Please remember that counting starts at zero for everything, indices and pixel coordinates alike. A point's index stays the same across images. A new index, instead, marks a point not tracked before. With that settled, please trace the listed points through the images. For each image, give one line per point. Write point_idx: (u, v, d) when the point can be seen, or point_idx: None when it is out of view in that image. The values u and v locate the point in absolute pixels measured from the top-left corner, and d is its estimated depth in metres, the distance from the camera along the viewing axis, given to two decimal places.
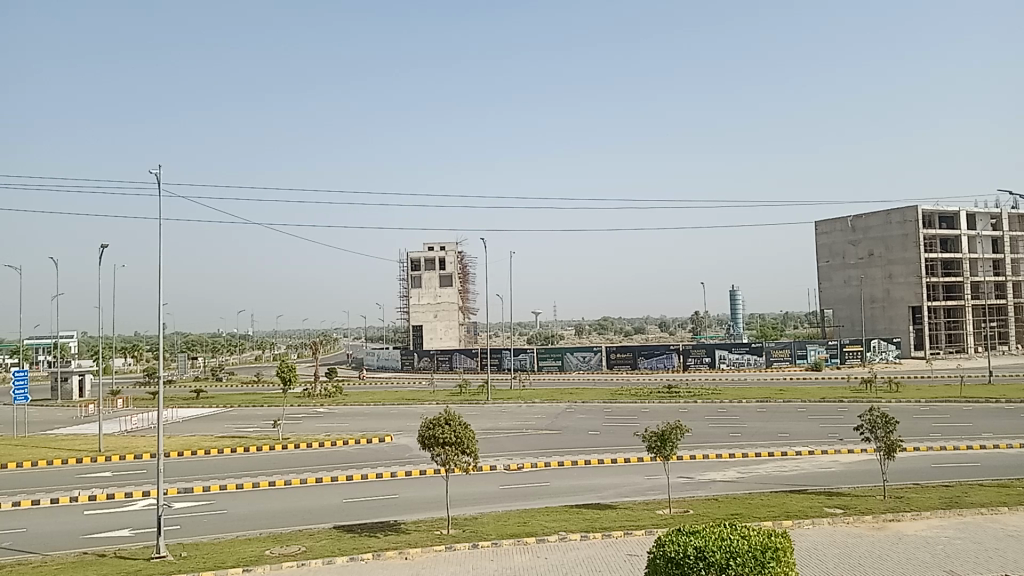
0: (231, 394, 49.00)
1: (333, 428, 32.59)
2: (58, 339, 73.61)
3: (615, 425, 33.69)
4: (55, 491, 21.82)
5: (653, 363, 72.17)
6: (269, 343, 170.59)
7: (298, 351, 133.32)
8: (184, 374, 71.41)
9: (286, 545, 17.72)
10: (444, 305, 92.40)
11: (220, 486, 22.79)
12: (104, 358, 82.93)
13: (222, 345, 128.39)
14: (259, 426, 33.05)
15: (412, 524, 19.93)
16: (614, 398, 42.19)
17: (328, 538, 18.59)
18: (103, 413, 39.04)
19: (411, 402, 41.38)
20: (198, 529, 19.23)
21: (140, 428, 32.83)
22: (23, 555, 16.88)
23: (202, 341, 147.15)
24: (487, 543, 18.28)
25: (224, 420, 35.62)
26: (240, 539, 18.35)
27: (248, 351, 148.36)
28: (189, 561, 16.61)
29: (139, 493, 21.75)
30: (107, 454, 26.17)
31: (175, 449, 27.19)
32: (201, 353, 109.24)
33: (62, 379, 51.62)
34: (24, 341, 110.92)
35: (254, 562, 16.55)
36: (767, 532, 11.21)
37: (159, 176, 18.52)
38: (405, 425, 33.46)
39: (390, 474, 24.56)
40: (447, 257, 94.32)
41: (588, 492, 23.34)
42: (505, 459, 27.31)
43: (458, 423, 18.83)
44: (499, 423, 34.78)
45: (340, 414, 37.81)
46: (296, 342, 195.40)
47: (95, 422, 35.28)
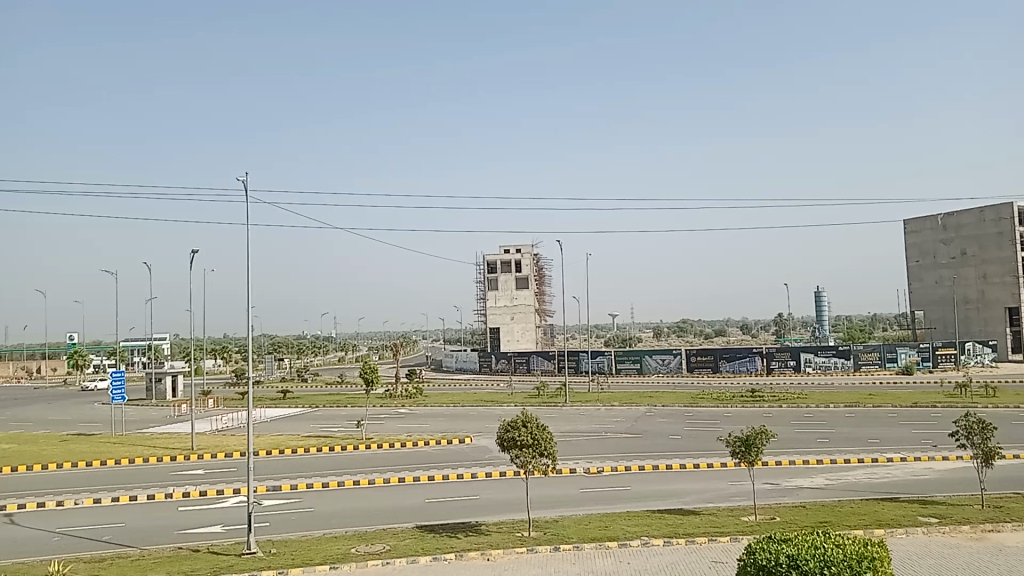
0: (316, 395, 49.95)
1: (415, 429, 32.88)
2: (153, 341, 76.63)
3: (697, 429, 33.11)
4: (152, 488, 22.65)
5: (736, 366, 70.67)
6: (351, 345, 174.24)
7: (379, 352, 135.47)
8: (271, 374, 73.20)
9: (371, 544, 17.97)
10: (521, 308, 92.55)
11: (306, 485, 23.25)
12: (194, 360, 85.60)
13: (306, 346, 131.75)
14: (342, 426, 33.67)
15: (493, 525, 19.98)
16: (696, 401, 41.56)
17: (412, 537, 18.76)
18: (195, 413, 40.33)
19: (489, 403, 41.47)
20: (287, 526, 19.65)
21: (230, 428, 33.73)
22: (123, 548, 17.55)
23: (287, 342, 151.24)
24: (570, 547, 18.16)
25: (310, 420, 36.33)
26: (326, 537, 18.64)
27: (331, 352, 151.89)
28: (278, 557, 16.97)
29: (231, 490, 22.37)
30: (199, 453, 26.99)
31: (264, 448, 27.86)
32: (287, 355, 112.22)
33: (156, 379, 53.70)
34: (123, 343, 115.72)
35: (340, 559, 16.82)
36: (863, 542, 10.78)
37: (247, 181, 19.03)
38: (485, 426, 33.56)
39: (471, 474, 24.70)
40: (523, 259, 94.66)
41: (671, 497, 23.00)
42: (585, 462, 27.13)
43: (536, 425, 18.73)
44: (578, 426, 34.56)
45: (421, 415, 38.23)
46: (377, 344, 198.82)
47: (188, 422, 36.44)
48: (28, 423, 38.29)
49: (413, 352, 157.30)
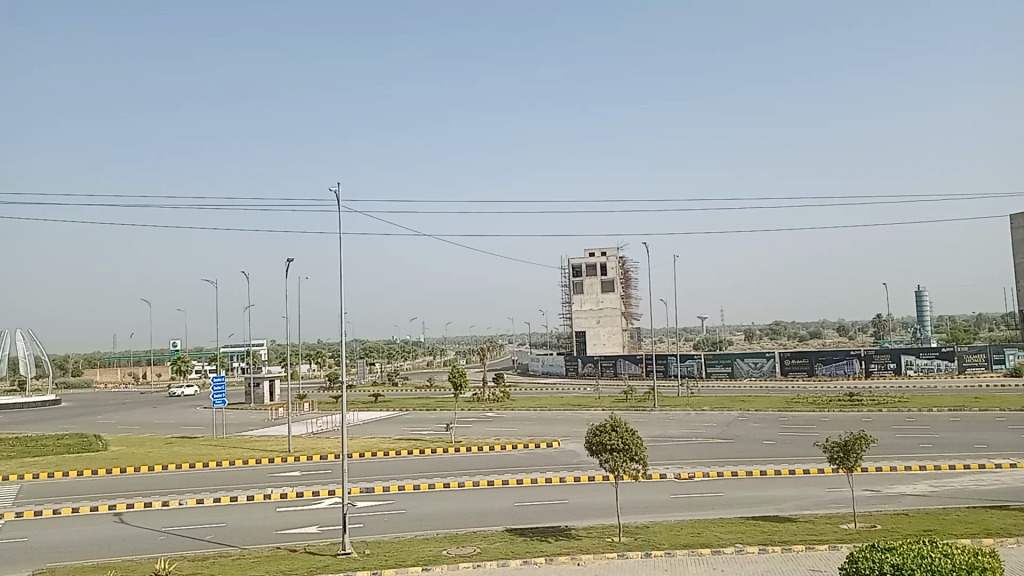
0: (405, 398, 50.80)
1: (503, 433, 33.02)
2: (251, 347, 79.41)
3: (792, 434, 32.19)
4: (251, 489, 23.41)
5: (832, 369, 68.37)
6: (439, 349, 176.52)
7: (466, 356, 136.82)
8: (362, 378, 74.86)
9: (462, 546, 18.11)
10: (607, 311, 92.09)
11: (398, 487, 23.64)
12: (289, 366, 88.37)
13: (396, 350, 134.13)
14: (432, 430, 34.10)
15: (583, 530, 19.86)
16: (790, 406, 40.41)
17: (502, 540, 18.83)
18: (292, 417, 41.54)
19: (576, 407, 41.32)
20: (380, 527, 19.99)
21: (325, 431, 34.60)
22: (225, 547, 18.16)
23: (378, 347, 154.35)
24: (662, 553, 17.90)
25: (400, 423, 36.95)
26: (418, 539, 18.90)
27: (419, 356, 154.34)
28: (372, 558, 17.27)
29: (326, 492, 22.93)
30: (296, 455, 27.77)
31: (357, 451, 28.45)
32: (377, 360, 114.51)
33: (254, 384, 55.55)
34: (222, 349, 120.25)
35: (432, 561, 16.99)
36: (973, 551, 10.25)
37: (338, 190, 19.43)
38: (574, 430, 33.45)
39: (559, 478, 24.64)
40: (608, 262, 93.87)
41: (766, 504, 22.42)
42: (676, 468, 26.71)
43: (626, 429, 18.53)
44: (668, 431, 34.09)
45: (509, 418, 38.38)
46: (464, 348, 200.93)
47: (285, 425, 37.56)
48: (137, 426, 40.16)
49: (500, 356, 158.30)
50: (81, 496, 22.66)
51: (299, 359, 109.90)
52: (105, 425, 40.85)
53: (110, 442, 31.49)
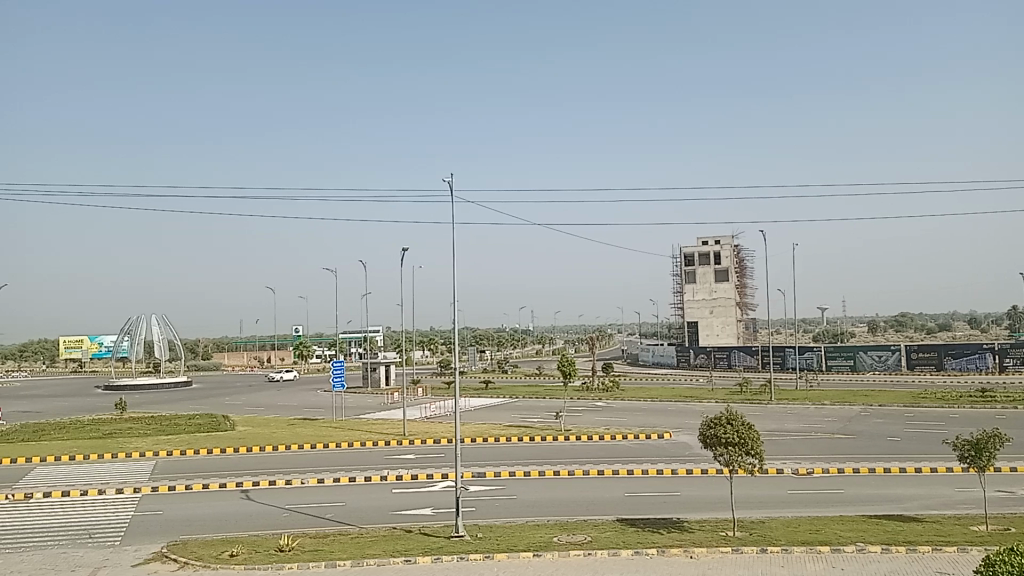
0: (516, 386, 51.25)
1: (615, 422, 32.83)
2: (367, 333, 81.84)
3: (918, 430, 30.68)
4: (367, 470, 24.13)
5: (963, 363, 65.07)
6: (548, 337, 177.15)
7: (575, 345, 136.69)
8: (473, 365, 75.97)
9: (573, 534, 18.13)
10: (720, 301, 90.22)
11: (509, 473, 23.89)
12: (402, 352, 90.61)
13: (506, 339, 135.43)
14: (541, 417, 34.27)
15: (696, 523, 19.53)
16: (917, 401, 38.47)
17: (613, 529, 18.73)
18: (407, 402, 42.58)
19: (690, 399, 40.66)
20: (492, 512, 20.26)
21: (438, 416, 35.33)
22: (345, 526, 18.79)
23: (489, 335, 156.26)
24: (778, 549, 17.39)
25: (511, 410, 37.32)
26: (530, 524, 19.03)
27: (530, 344, 155.36)
28: (484, 542, 17.50)
29: (439, 475, 23.39)
30: (410, 438, 28.45)
31: (469, 436, 28.89)
32: (488, 348, 116.04)
33: (371, 369, 57.17)
34: (341, 335, 124.52)
35: (543, 547, 17.07)
36: None
37: (451, 180, 19.68)
38: (686, 422, 32.91)
39: (671, 470, 24.31)
40: (722, 251, 91.70)
41: (890, 502, 21.46)
42: (793, 463, 25.88)
43: (742, 423, 18.09)
44: (785, 425, 33.10)
45: (621, 408, 38.13)
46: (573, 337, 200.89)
47: (400, 409, 38.53)
48: (263, 407, 42.07)
49: (609, 346, 157.56)
50: (210, 473, 23.93)
51: (413, 345, 112.60)
52: (234, 406, 42.98)
53: (237, 422, 33.12)
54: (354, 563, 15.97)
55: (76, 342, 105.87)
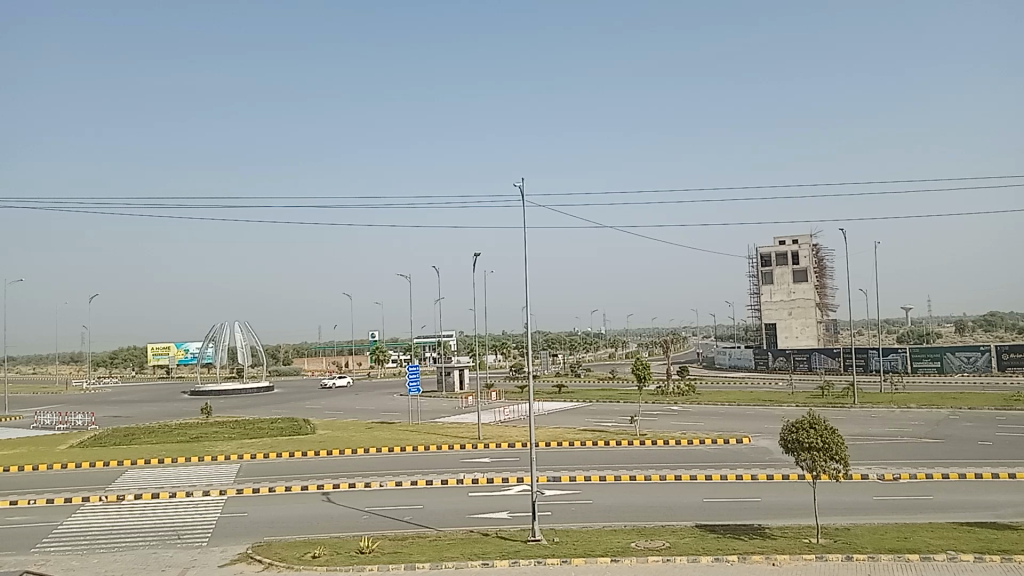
0: (591, 389, 51.09)
1: (692, 427, 32.35)
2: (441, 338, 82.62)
3: (1013, 435, 29.33)
4: (444, 473, 24.31)
5: None
6: (622, 340, 175.80)
7: (649, 349, 135.29)
8: (546, 369, 75.94)
9: (651, 539, 17.90)
10: (799, 303, 88.23)
11: (585, 477, 23.77)
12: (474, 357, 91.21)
13: (579, 343, 134.93)
14: (616, 422, 33.98)
15: (778, 529, 19.09)
16: (1010, 405, 36.81)
17: (692, 535, 18.43)
18: (482, 405, 42.83)
19: (769, 402, 39.80)
20: (568, 516, 20.18)
21: (512, 419, 35.41)
22: (422, 529, 18.96)
23: (562, 338, 156.03)
24: (864, 557, 16.83)
25: (586, 414, 37.12)
26: (607, 529, 18.89)
27: (604, 348, 154.38)
28: (561, 546, 17.42)
29: (515, 478, 23.43)
30: (486, 442, 28.57)
31: (544, 440, 28.89)
32: (561, 352, 115.95)
33: (445, 373, 57.79)
34: (415, 339, 126.09)
35: (621, 553, 16.90)
36: None
37: (523, 185, 19.64)
38: (765, 426, 32.20)
39: (752, 476, 23.80)
40: (801, 250, 89.46)
41: (982, 509, 20.56)
42: (878, 468, 25.06)
43: (825, 427, 17.59)
44: (869, 429, 32.10)
45: (698, 412, 37.58)
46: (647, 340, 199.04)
47: (475, 413, 38.78)
48: (342, 411, 42.84)
49: (684, 348, 155.58)
50: (291, 476, 24.47)
51: (486, 349, 113.24)
52: (314, 410, 43.90)
53: (317, 426, 33.80)
54: (432, 566, 16.09)
55: (164, 349, 109.78)
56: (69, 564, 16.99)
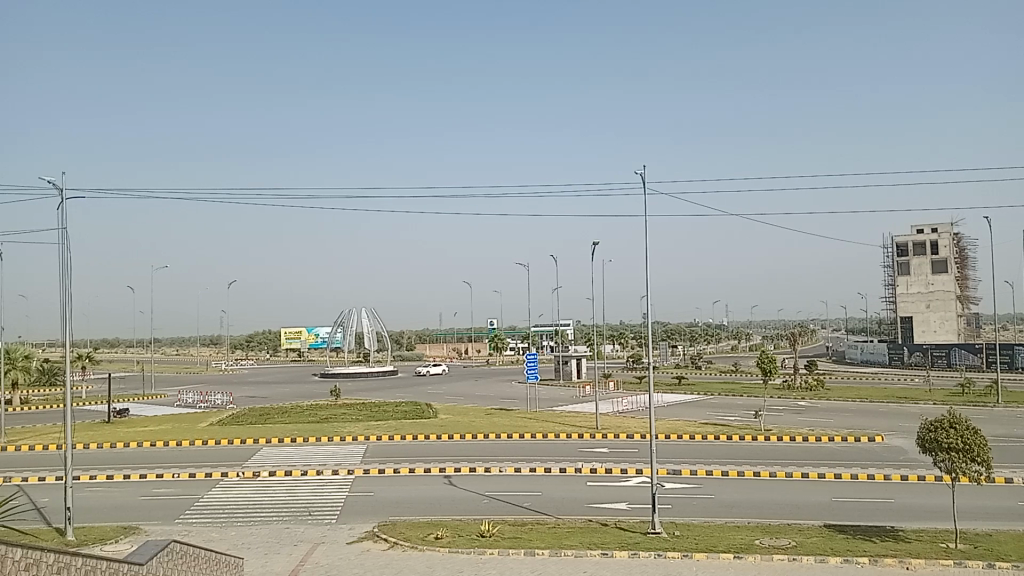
0: (712, 382, 50.11)
1: (819, 423, 31.17)
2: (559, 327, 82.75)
3: None
4: (562, 461, 24.36)
5: None
6: (746, 332, 171.23)
7: (775, 341, 131.16)
8: (666, 360, 74.97)
9: (776, 537, 17.37)
10: (938, 295, 83.49)
11: (706, 471, 23.31)
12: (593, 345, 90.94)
13: (701, 334, 132.34)
14: (740, 416, 33.13)
15: (913, 532, 18.14)
16: None
17: (820, 535, 17.77)
18: (601, 395, 42.74)
19: (904, 400, 37.89)
20: (689, 510, 19.84)
21: (632, 410, 35.12)
22: (540, 516, 19.07)
23: (683, 329, 153.51)
24: (1008, 566, 15.74)
25: (707, 407, 36.38)
26: (730, 525, 18.46)
27: (726, 340, 150.85)
28: (682, 540, 17.14)
29: (634, 470, 23.22)
30: (604, 432, 28.43)
31: (664, 432, 28.50)
32: (682, 343, 114.10)
33: (563, 361, 58.01)
34: (534, 327, 126.88)
35: (745, 549, 16.47)
36: None
37: (645, 173, 19.23)
38: (899, 425, 30.66)
39: (885, 476, 22.72)
40: (941, 240, 84.62)
41: None
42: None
43: (967, 427, 16.56)
44: (1016, 431, 30.02)
45: (827, 408, 36.19)
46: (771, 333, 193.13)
47: (594, 402, 38.72)
48: (463, 397, 43.61)
49: (812, 341, 150.14)
50: (414, 458, 25.11)
51: (603, 339, 112.79)
52: (436, 395, 44.91)
53: (439, 411, 34.53)
54: (552, 553, 16.14)
55: (296, 333, 114.84)
56: (210, 535, 18.01)
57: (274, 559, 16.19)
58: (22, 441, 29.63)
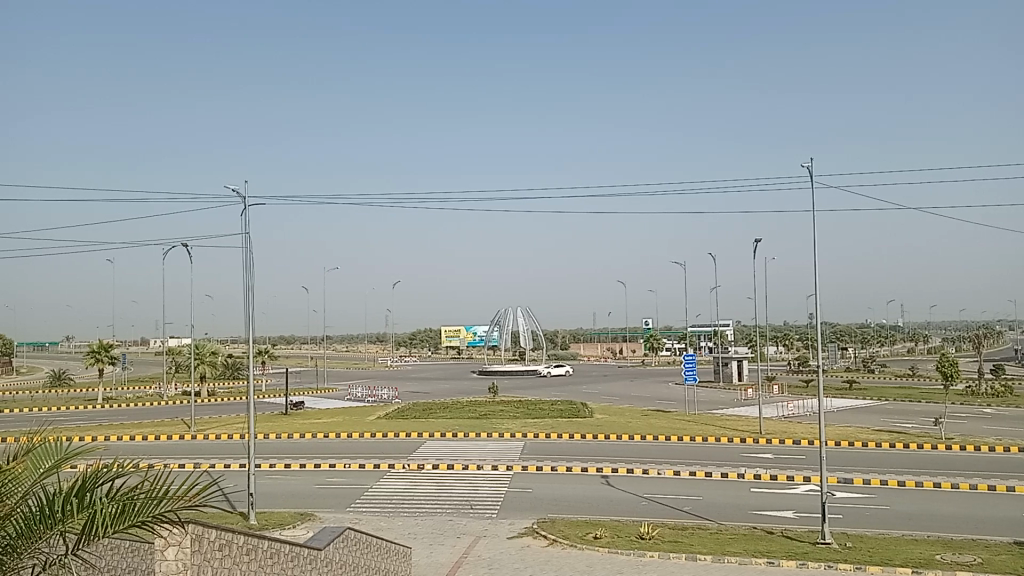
0: (885, 387, 47.33)
1: (1008, 433, 28.72)
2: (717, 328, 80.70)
3: None
4: (724, 466, 23.71)
5: None
6: (923, 335, 160.41)
7: (956, 343, 122.07)
8: (834, 363, 71.62)
9: (960, 553, 16.13)
10: None
11: (880, 481, 22.04)
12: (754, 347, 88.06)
13: (872, 335, 125.16)
14: (916, 423, 31.09)
15: None
16: None
17: (1010, 553, 16.35)
18: (763, 398, 41.33)
19: None
20: (861, 521, 18.80)
21: (797, 415, 33.74)
22: (702, 521, 18.65)
23: (852, 331, 145.73)
24: None
25: (880, 413, 34.36)
26: (907, 538, 17.36)
27: (900, 342, 141.94)
28: (855, 552, 16.26)
29: (801, 477, 22.29)
30: (768, 437, 27.44)
31: (833, 439, 27.19)
32: (851, 344, 108.39)
33: (723, 363, 56.52)
34: (692, 328, 124.39)
35: (926, 564, 15.39)
36: None
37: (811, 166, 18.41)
38: None
39: None
40: None
41: None
42: None
43: None
44: None
45: (1018, 417, 33.29)
46: (952, 335, 179.92)
47: (756, 406, 37.48)
48: (620, 397, 43.38)
49: (999, 345, 138.53)
50: (572, 457, 25.21)
51: (764, 340, 109.04)
52: (593, 394, 44.94)
53: (596, 410, 34.49)
54: (714, 558, 15.76)
55: (454, 331, 118.30)
56: (379, 523, 18.87)
57: (438, 550, 16.71)
58: (210, 430, 32.17)
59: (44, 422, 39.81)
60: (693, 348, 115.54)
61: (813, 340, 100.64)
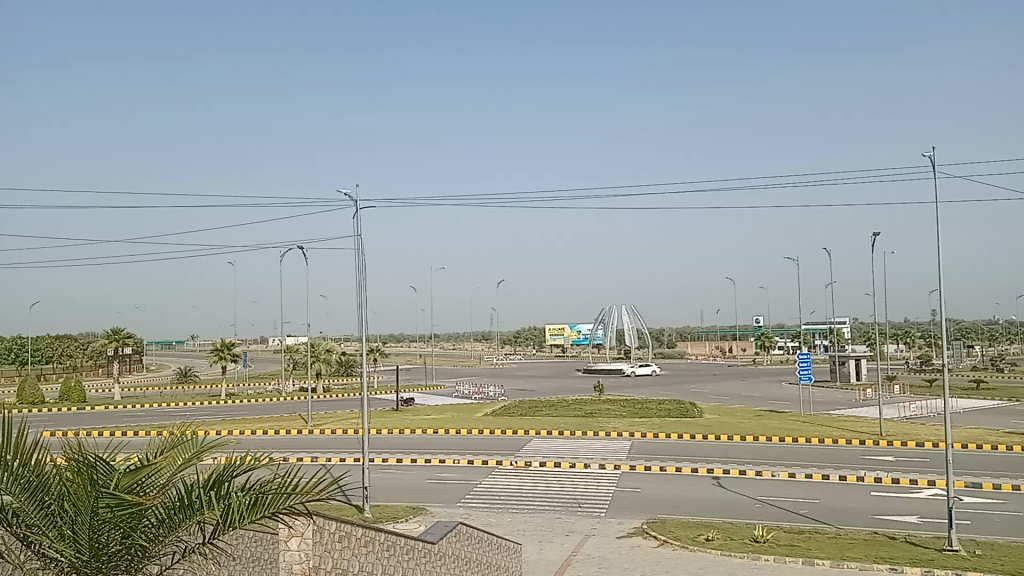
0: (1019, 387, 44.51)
1: None
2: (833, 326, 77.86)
3: None
4: (842, 469, 22.85)
5: None
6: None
7: None
8: (960, 362, 67.87)
9: None
10: None
11: (1013, 486, 20.74)
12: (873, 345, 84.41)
13: (1004, 333, 117.98)
14: None
15: None
16: None
17: None
18: (884, 398, 39.58)
19: None
20: (993, 528, 17.75)
21: (921, 416, 32.16)
22: (819, 525, 18.02)
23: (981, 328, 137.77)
24: None
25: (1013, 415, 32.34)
26: None
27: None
28: (986, 560, 15.35)
29: (926, 481, 21.23)
30: (889, 438, 26.27)
31: (960, 441, 25.77)
32: (980, 342, 102.49)
33: (840, 362, 54.48)
34: (805, 326, 120.41)
35: None
36: None
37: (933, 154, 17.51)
38: None
39: None
40: None
41: None
42: None
43: None
44: None
45: None
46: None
47: (876, 406, 35.95)
48: (730, 397, 42.45)
49: None
50: (681, 457, 24.83)
51: (883, 338, 104.48)
52: (702, 393, 44.12)
53: (706, 410, 33.82)
54: (833, 564, 15.20)
55: (559, 330, 118.46)
56: (488, 519, 19.07)
57: (548, 547, 16.77)
58: (326, 425, 33.31)
59: (173, 415, 42.17)
60: (806, 346, 111.84)
61: (938, 338, 95.80)
